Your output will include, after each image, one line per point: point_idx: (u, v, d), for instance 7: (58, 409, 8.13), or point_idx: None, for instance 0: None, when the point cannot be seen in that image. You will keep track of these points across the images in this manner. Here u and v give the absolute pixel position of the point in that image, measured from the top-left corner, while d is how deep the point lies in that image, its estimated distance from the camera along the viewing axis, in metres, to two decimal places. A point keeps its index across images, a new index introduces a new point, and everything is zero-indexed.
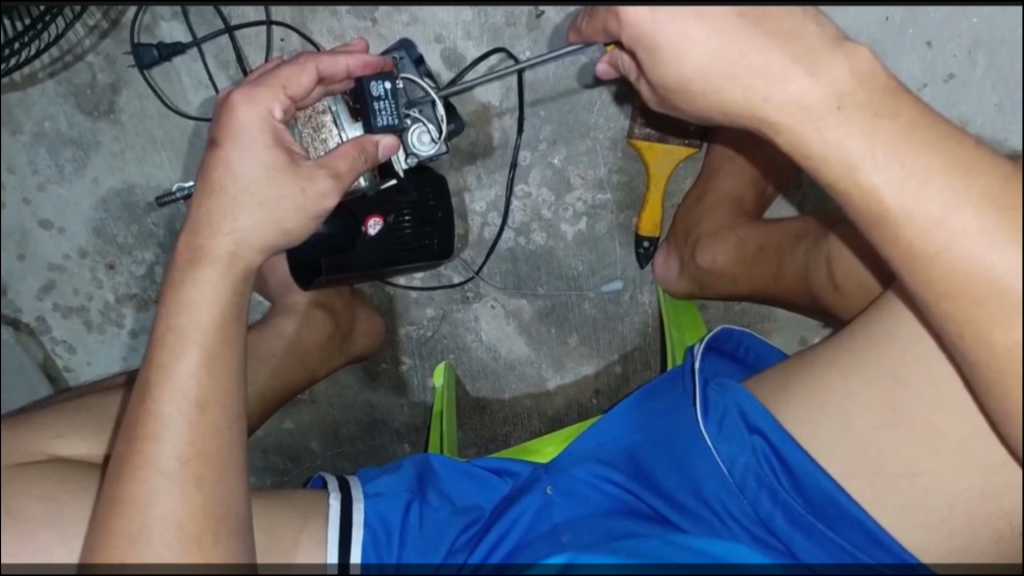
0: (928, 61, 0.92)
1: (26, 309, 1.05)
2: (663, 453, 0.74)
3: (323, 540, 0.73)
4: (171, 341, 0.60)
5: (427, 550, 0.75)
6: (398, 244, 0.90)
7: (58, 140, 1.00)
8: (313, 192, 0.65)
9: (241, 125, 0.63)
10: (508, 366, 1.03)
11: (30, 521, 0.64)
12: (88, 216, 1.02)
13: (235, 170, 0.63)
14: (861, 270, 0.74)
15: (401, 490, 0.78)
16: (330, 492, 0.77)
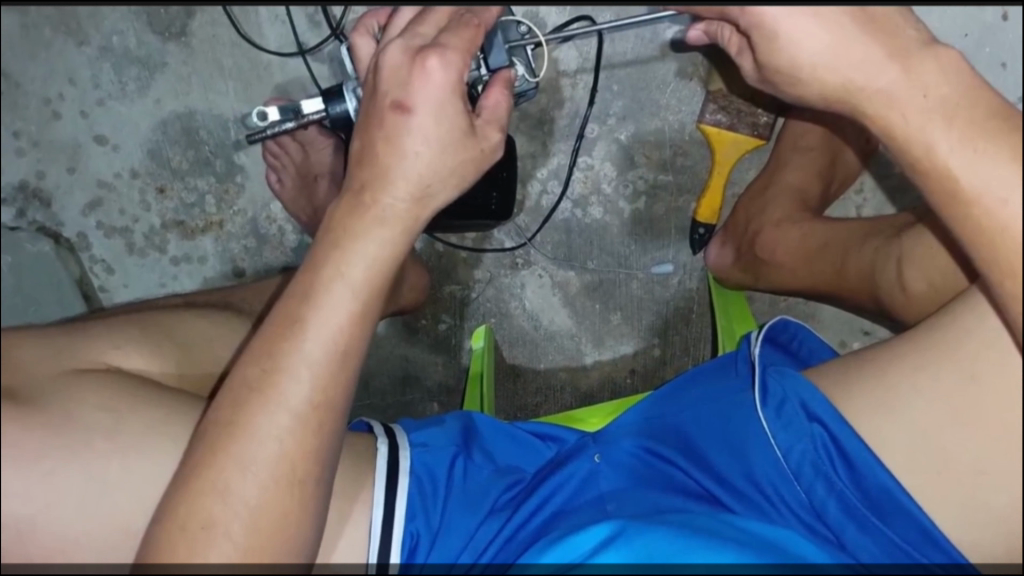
0: (1001, 81, 0.91)
1: (68, 223, 1.03)
2: (715, 434, 0.75)
3: (371, 486, 0.72)
4: None
5: (470, 506, 0.75)
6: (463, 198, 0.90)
7: (124, 58, 0.99)
8: (489, 147, 0.63)
9: (429, 83, 0.59)
10: (548, 337, 1.03)
11: (93, 427, 0.63)
12: (144, 137, 1.01)
13: (421, 133, 0.59)
14: (934, 272, 0.73)
15: (447, 443, 0.78)
16: (377, 437, 0.76)
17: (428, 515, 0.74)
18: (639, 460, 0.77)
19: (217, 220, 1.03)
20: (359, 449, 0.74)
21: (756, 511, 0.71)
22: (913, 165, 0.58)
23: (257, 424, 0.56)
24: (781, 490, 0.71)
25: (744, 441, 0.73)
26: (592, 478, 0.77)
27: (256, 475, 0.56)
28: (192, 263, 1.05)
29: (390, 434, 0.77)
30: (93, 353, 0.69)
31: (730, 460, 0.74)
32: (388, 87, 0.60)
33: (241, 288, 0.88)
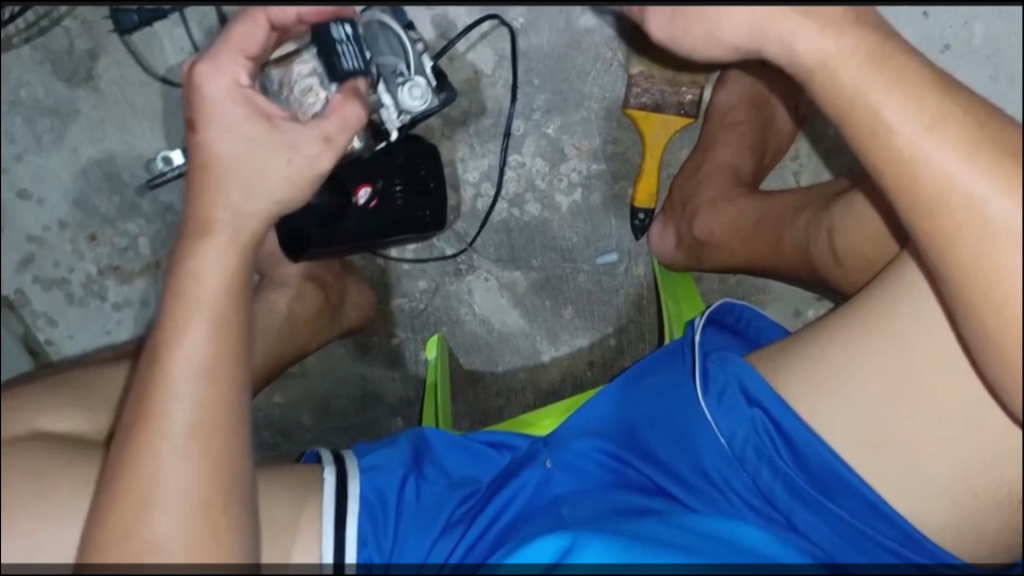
0: (924, 30, 0.89)
1: (6, 282, 1.03)
2: (666, 426, 0.74)
3: (319, 519, 0.72)
4: (177, 308, 0.60)
5: (426, 526, 0.75)
6: (393, 217, 0.87)
7: (34, 109, 0.96)
8: (298, 159, 0.64)
9: (207, 93, 0.62)
10: (503, 339, 1.02)
11: (31, 503, 0.62)
12: (66, 188, 0.99)
13: (215, 146, 0.63)
14: (864, 240, 0.75)
15: (398, 464, 0.77)
16: (324, 466, 0.75)
17: (381, 539, 0.73)
18: (595, 461, 0.76)
19: (154, 261, 1.01)
20: (304, 480, 0.74)
21: (708, 502, 0.71)
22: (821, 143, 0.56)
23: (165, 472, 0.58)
24: (731, 479, 0.70)
25: (692, 432, 0.72)
26: (546, 482, 0.76)
27: (169, 521, 0.58)
28: (134, 307, 1.03)
29: (338, 461, 0.76)
30: (20, 422, 0.69)
31: (678, 452, 0.73)
32: (183, 99, 0.64)
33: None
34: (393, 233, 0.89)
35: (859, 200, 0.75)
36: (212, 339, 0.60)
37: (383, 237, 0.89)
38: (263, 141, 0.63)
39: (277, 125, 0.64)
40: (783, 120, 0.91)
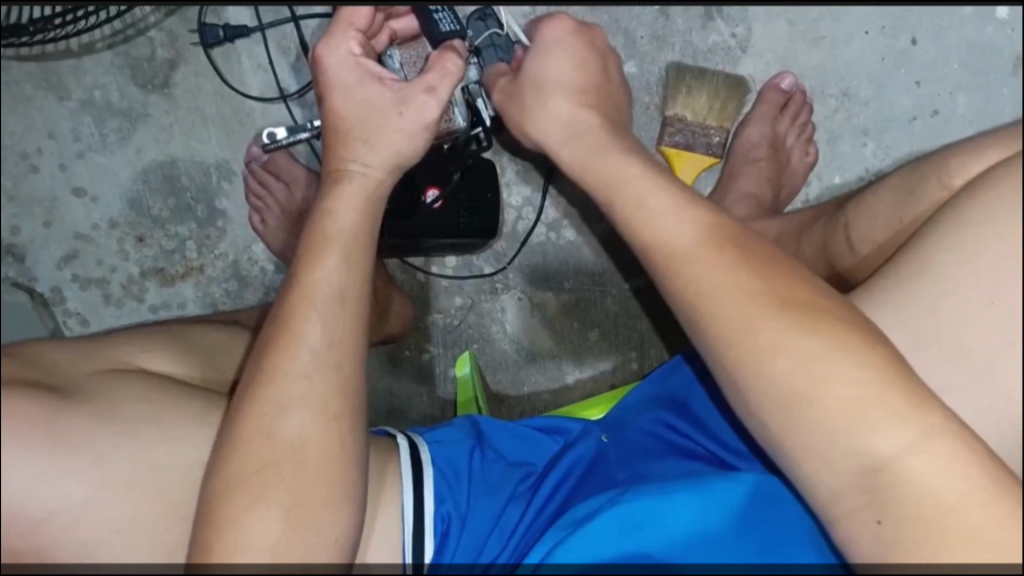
0: (917, 96, 1.03)
1: (43, 278, 1.04)
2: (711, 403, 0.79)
3: (397, 477, 0.73)
4: (317, 242, 0.67)
5: (491, 497, 0.76)
6: (448, 220, 0.94)
7: (106, 110, 1.01)
8: (409, 113, 0.72)
9: (327, 68, 0.73)
10: (530, 359, 1.06)
11: (138, 418, 0.65)
12: (124, 188, 1.03)
13: (340, 108, 0.72)
14: (878, 231, 0.80)
15: (462, 437, 0.80)
16: (399, 437, 0.78)
17: (456, 499, 0.75)
18: (648, 436, 0.80)
19: (198, 265, 1.04)
20: (379, 441, 0.76)
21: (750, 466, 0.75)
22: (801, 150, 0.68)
23: (296, 379, 0.61)
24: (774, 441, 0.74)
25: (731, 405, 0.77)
26: (600, 457, 0.80)
27: (301, 420, 0.60)
28: (172, 310, 1.05)
29: (408, 435, 0.79)
30: (121, 358, 0.72)
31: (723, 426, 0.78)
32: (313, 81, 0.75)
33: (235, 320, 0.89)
34: (449, 236, 0.96)
35: (869, 200, 0.82)
36: (342, 266, 0.65)
37: (442, 237, 0.95)
38: (378, 100, 0.72)
39: (387, 86, 0.72)
40: (797, 164, 1.02)
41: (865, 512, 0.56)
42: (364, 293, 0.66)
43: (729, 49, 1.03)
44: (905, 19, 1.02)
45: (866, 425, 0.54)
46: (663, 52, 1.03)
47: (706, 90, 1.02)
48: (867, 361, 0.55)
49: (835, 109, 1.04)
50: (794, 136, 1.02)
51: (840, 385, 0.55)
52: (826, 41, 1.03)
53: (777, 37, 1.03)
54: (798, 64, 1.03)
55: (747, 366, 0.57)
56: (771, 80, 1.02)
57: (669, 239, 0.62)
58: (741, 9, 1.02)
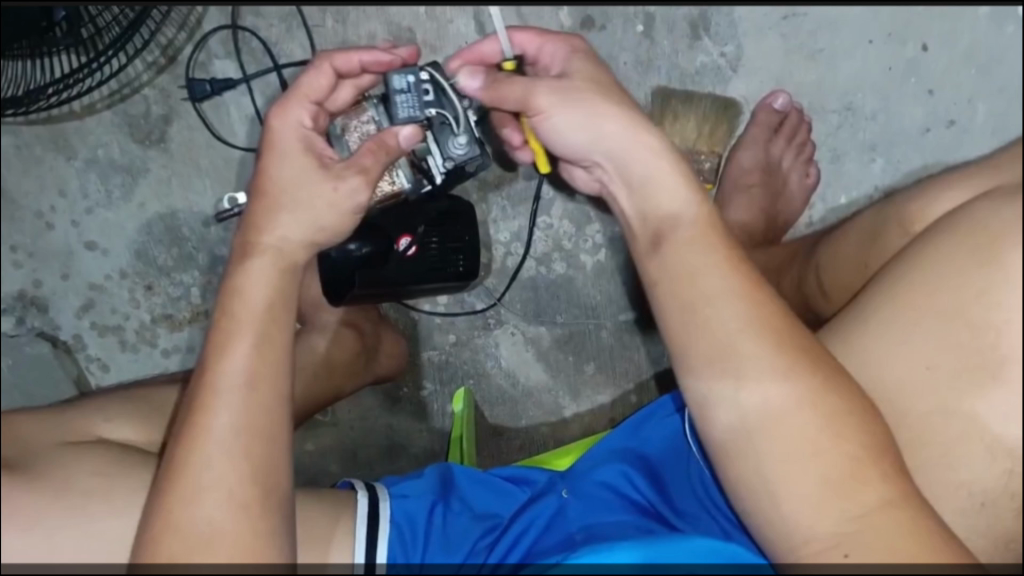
0: (929, 107, 0.97)
1: (65, 327, 1.10)
2: (677, 464, 0.77)
3: (349, 529, 0.76)
4: (226, 324, 0.67)
5: (450, 551, 0.76)
6: (428, 264, 0.95)
7: (109, 167, 1.06)
8: (343, 190, 0.72)
9: (274, 133, 0.73)
10: (526, 393, 1.06)
11: (83, 490, 0.69)
12: (131, 239, 1.08)
13: (275, 175, 0.72)
14: (841, 272, 0.79)
15: (426, 491, 0.80)
16: (357, 490, 0.80)
17: (410, 556, 0.75)
18: (607, 489, 0.76)
19: (202, 310, 1.08)
20: (337, 498, 0.79)
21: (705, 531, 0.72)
22: (662, 183, 0.65)
23: (213, 471, 0.63)
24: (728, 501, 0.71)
25: (693, 466, 0.75)
26: (562, 510, 0.77)
27: (211, 509, 0.62)
28: (181, 353, 1.09)
29: (370, 487, 0.80)
30: (87, 427, 0.78)
31: (686, 489, 0.75)
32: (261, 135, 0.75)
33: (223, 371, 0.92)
34: (427, 278, 0.96)
35: (840, 242, 0.81)
36: (252, 350, 0.66)
37: (419, 281, 0.96)
38: (311, 173, 0.72)
39: (325, 162, 0.73)
40: (796, 187, 0.98)
41: (830, 553, 0.59)
42: (277, 368, 0.67)
43: (719, 69, 0.99)
44: (909, 25, 0.96)
45: (857, 480, 0.59)
46: (648, 76, 0.99)
47: (696, 114, 0.99)
48: (857, 434, 0.59)
49: (839, 125, 0.99)
50: (791, 158, 0.97)
51: (842, 446, 0.59)
52: (824, 54, 0.98)
53: (769, 55, 0.99)
54: (796, 81, 0.99)
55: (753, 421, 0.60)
56: (763, 99, 0.98)
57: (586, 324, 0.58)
58: (731, 26, 0.99)
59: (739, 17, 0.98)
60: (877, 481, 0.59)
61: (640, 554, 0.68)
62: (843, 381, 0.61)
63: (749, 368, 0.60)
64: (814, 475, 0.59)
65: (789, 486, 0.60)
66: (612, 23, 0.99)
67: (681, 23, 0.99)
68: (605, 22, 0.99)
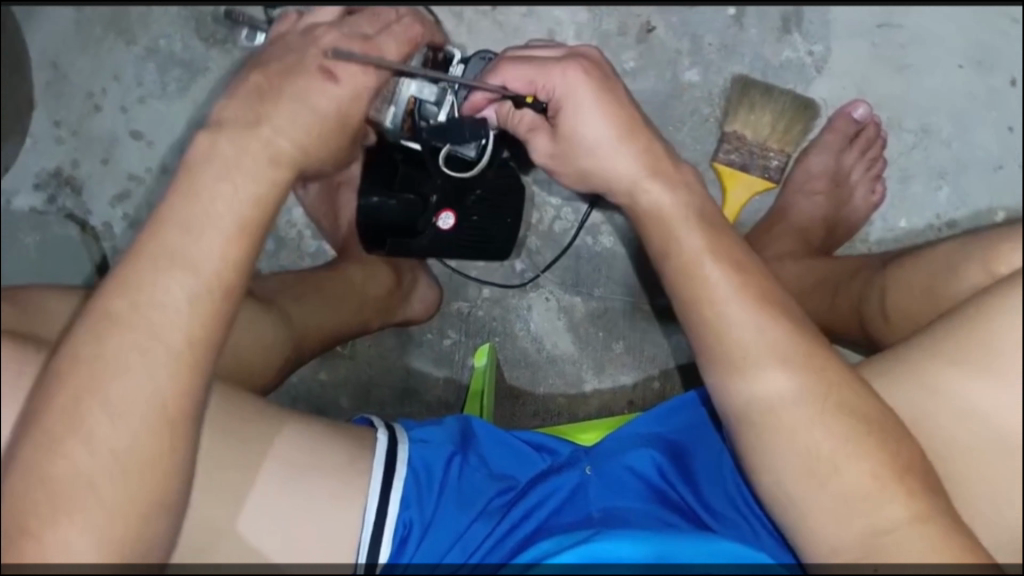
0: (1006, 143, 0.93)
1: (96, 213, 1.06)
2: (702, 455, 0.75)
3: (367, 469, 0.71)
4: None
5: (462, 508, 0.74)
6: (467, 237, 0.95)
7: (169, 60, 1.04)
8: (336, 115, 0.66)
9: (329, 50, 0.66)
10: (550, 361, 1.05)
11: None
12: (178, 136, 1.05)
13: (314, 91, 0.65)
14: (908, 302, 0.75)
15: (446, 441, 0.77)
16: (377, 429, 0.75)
17: (422, 506, 0.73)
18: (634, 477, 0.75)
19: None
20: (355, 437, 0.73)
21: (729, 530, 0.70)
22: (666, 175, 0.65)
23: (144, 340, 0.57)
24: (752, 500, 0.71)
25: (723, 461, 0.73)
26: (582, 488, 0.75)
27: None
28: None
29: (390, 429, 0.76)
30: None
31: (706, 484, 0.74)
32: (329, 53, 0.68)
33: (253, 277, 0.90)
34: (466, 248, 0.97)
35: (907, 264, 0.77)
36: None
37: (458, 251, 0.96)
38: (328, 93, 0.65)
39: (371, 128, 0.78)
40: (860, 203, 0.95)
41: (858, 565, 0.59)
42: None
43: (803, 67, 0.95)
44: (1002, 55, 0.93)
45: (881, 495, 0.58)
46: (731, 62, 0.95)
47: (774, 110, 0.94)
48: (876, 452, 0.59)
49: (913, 145, 0.95)
50: (861, 172, 0.94)
51: (859, 459, 0.59)
52: (911, 71, 0.94)
53: (855, 61, 0.94)
54: (877, 92, 0.94)
55: (767, 433, 0.61)
56: (842, 107, 0.94)
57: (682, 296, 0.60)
58: (823, 27, 0.95)
59: (832, 19, 0.95)
60: (904, 497, 0.58)
61: (657, 545, 0.67)
62: (863, 402, 0.61)
63: (756, 380, 0.61)
64: (838, 491, 0.59)
65: (810, 498, 0.60)
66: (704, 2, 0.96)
67: (774, 14, 0.95)
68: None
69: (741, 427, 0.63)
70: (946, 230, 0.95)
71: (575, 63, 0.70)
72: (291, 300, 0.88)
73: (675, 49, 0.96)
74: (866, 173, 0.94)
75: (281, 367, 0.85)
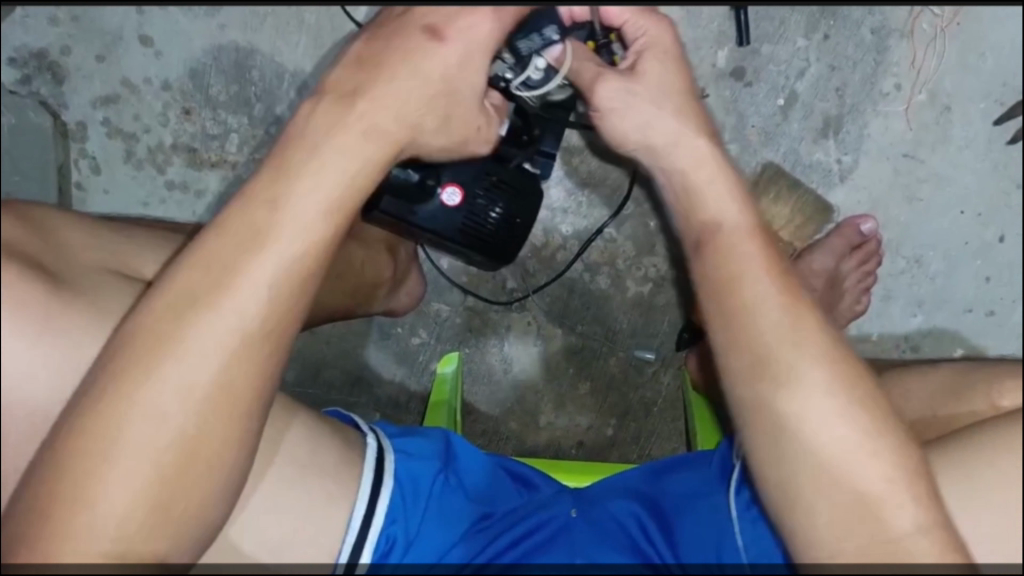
0: (979, 291, 1.01)
1: (73, 109, 0.97)
2: (696, 517, 0.72)
3: (358, 476, 0.69)
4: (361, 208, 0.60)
5: (443, 528, 0.72)
6: (468, 225, 0.80)
7: None
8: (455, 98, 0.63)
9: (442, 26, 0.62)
10: (512, 385, 1.04)
11: (109, 311, 0.60)
12: (191, 55, 0.97)
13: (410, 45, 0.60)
14: None
15: (432, 456, 0.74)
16: (365, 433, 0.73)
17: (409, 520, 0.71)
18: (618, 527, 0.73)
19: (233, 161, 0.98)
20: (348, 438, 0.71)
21: None
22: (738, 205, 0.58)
23: None
24: None
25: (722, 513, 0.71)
26: (565, 529, 0.73)
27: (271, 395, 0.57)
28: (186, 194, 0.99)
29: (376, 435, 0.73)
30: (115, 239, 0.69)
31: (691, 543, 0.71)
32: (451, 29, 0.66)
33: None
34: (454, 242, 0.82)
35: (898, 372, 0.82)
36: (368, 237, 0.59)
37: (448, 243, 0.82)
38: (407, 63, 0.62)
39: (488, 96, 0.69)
40: (845, 308, 0.99)
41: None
42: None
43: (829, 172, 0.99)
44: (999, 213, 0.99)
45: (893, 499, 0.52)
46: (765, 148, 0.99)
47: (791, 205, 0.99)
48: (897, 455, 0.53)
49: (903, 271, 1.01)
50: (854, 280, 0.98)
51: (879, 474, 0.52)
52: (922, 205, 1.00)
53: (877, 180, 1.00)
54: (887, 214, 1.00)
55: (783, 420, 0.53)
56: (852, 218, 0.98)
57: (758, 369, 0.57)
58: (858, 139, 0.99)
59: (869, 135, 0.99)
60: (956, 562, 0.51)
61: None
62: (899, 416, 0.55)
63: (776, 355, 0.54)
64: (850, 490, 0.52)
65: (816, 494, 0.53)
66: (759, 84, 0.99)
67: (818, 115, 0.99)
68: (753, 80, 0.99)
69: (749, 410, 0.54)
70: (909, 353, 1.02)
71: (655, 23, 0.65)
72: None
73: (720, 121, 0.99)
74: (860, 284, 0.99)
75: None
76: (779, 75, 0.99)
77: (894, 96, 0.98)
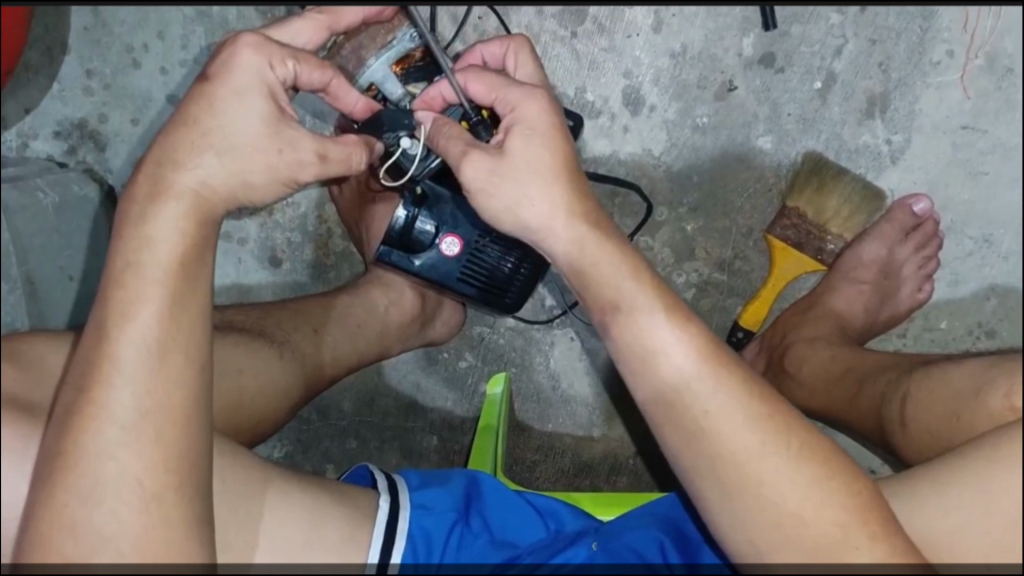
0: None
1: (117, 172, 1.02)
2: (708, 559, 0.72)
3: (368, 539, 0.70)
4: None
5: None
6: (473, 272, 0.82)
7: (219, 27, 0.98)
8: (291, 158, 0.62)
9: (236, 62, 0.60)
10: (562, 400, 1.03)
11: None
12: None
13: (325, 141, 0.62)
14: (929, 422, 0.73)
15: (449, 507, 0.75)
16: (379, 492, 0.74)
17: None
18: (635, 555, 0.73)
19: (268, 207, 1.00)
20: (359, 500, 0.72)
21: None
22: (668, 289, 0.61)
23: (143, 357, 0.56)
24: None
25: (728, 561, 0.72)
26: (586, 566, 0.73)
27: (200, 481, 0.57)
28: (229, 242, 1.02)
29: (393, 491, 0.75)
30: None
31: None
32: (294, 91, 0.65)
33: (266, 307, 0.86)
34: (461, 295, 0.84)
35: (933, 372, 0.75)
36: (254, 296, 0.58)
37: (453, 293, 0.83)
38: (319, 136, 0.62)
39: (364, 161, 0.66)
40: (905, 297, 0.93)
41: None
42: None
43: (878, 155, 0.92)
44: None
45: (846, 544, 0.57)
46: (805, 136, 0.93)
47: (838, 196, 0.92)
48: (841, 500, 0.58)
49: (970, 253, 0.94)
50: (912, 267, 0.92)
51: (830, 511, 0.57)
52: (986, 178, 0.92)
53: (934, 157, 0.92)
54: (947, 193, 0.93)
55: (729, 488, 0.58)
56: (904, 198, 0.91)
57: (723, 424, 0.58)
58: (909, 116, 0.91)
59: (921, 110, 0.91)
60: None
61: None
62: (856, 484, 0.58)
63: (711, 427, 0.58)
64: (803, 543, 0.57)
65: (774, 543, 0.58)
66: (793, 69, 0.92)
67: (860, 94, 0.91)
68: (785, 65, 0.92)
69: (702, 474, 0.60)
70: (983, 340, 0.95)
71: (537, 95, 0.64)
72: (309, 337, 0.84)
73: (753, 112, 0.93)
74: (917, 271, 0.92)
75: (302, 397, 0.83)
76: (813, 56, 0.91)
77: (946, 65, 0.90)
